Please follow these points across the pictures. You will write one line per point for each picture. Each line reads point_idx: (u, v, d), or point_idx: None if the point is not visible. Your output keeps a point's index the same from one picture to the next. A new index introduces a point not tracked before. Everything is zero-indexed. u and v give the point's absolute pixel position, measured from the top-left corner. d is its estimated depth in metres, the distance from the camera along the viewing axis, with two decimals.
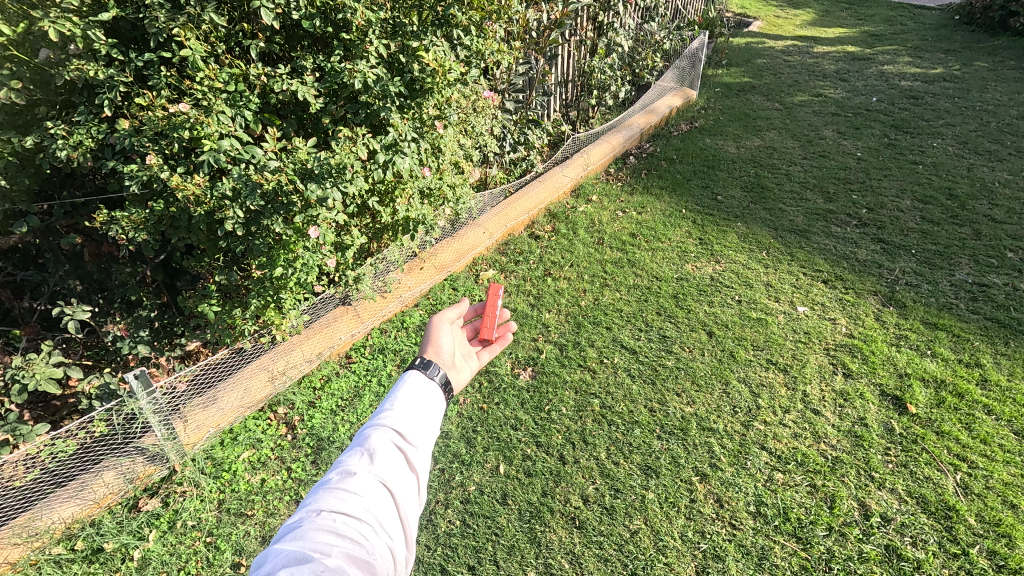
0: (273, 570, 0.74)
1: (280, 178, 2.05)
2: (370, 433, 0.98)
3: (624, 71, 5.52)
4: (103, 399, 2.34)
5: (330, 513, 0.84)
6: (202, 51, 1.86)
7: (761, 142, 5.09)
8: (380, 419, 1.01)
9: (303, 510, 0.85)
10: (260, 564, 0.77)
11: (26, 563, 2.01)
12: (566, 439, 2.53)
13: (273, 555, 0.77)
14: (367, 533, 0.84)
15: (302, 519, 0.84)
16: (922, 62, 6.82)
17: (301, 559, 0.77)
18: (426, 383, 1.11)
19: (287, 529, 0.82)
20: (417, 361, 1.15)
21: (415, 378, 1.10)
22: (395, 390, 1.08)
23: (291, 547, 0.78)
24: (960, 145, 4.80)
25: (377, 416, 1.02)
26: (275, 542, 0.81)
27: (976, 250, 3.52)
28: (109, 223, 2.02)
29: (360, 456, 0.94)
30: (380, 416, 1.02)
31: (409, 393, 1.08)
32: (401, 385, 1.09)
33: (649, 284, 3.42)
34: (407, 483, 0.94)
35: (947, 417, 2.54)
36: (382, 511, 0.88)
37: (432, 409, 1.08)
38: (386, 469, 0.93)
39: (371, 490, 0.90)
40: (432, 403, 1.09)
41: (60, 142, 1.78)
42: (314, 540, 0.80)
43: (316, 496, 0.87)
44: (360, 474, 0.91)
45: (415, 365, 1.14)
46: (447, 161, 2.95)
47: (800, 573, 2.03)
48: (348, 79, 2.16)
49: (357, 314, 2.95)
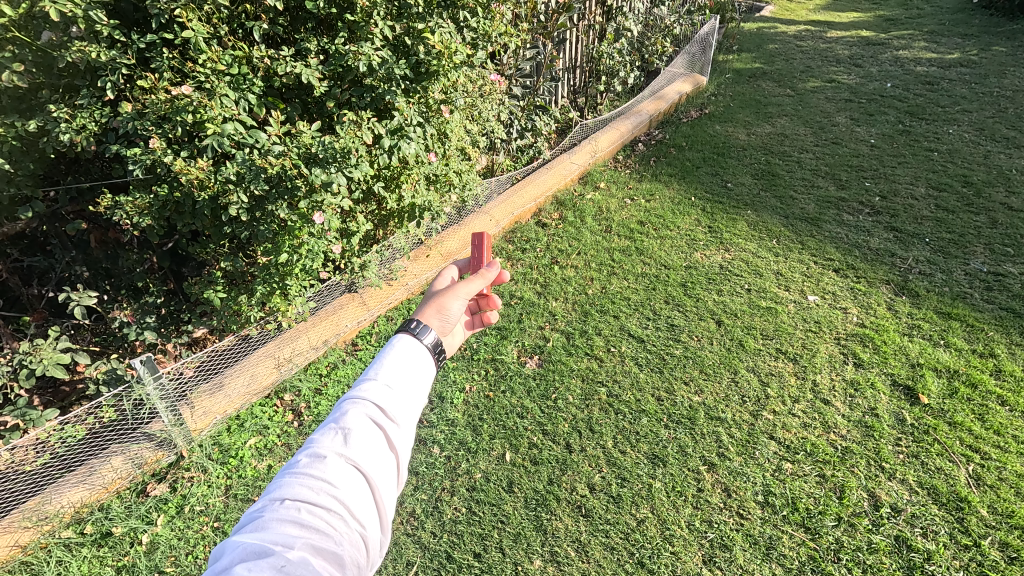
0: (229, 565, 0.72)
1: (285, 162, 2.02)
2: (345, 410, 0.96)
3: (632, 56, 5.46)
4: (111, 384, 2.33)
5: (293, 502, 0.82)
6: (204, 32, 1.84)
7: (772, 128, 5.00)
8: (360, 392, 0.99)
9: (268, 497, 0.83)
10: (218, 557, 0.75)
11: (37, 546, 2.04)
12: (572, 427, 2.52)
13: (231, 548, 0.75)
14: (334, 522, 0.83)
15: (265, 509, 0.82)
16: (938, 47, 6.67)
17: (261, 553, 0.74)
18: (416, 347, 1.08)
19: (249, 520, 0.81)
20: (414, 326, 1.11)
21: (406, 342, 1.08)
22: (381, 356, 1.06)
23: (250, 540, 0.76)
24: (977, 131, 4.70)
25: (358, 387, 0.99)
26: (235, 532, 0.78)
27: (992, 238, 3.46)
28: (112, 209, 2.00)
29: (333, 435, 0.92)
30: (359, 388, 0.99)
31: (393, 361, 1.05)
32: (387, 352, 1.06)
33: (657, 273, 3.38)
34: (384, 465, 0.93)
35: (960, 408, 2.51)
36: (354, 495, 0.87)
37: (421, 377, 1.06)
38: (360, 450, 0.91)
39: (342, 473, 0.88)
40: (420, 364, 1.07)
41: (63, 126, 1.76)
42: (276, 531, 0.78)
43: (281, 483, 0.85)
44: (331, 456, 0.89)
45: (407, 327, 1.11)
46: (453, 148, 2.94)
47: (809, 563, 2.01)
48: (352, 62, 2.12)
49: (363, 301, 2.96)
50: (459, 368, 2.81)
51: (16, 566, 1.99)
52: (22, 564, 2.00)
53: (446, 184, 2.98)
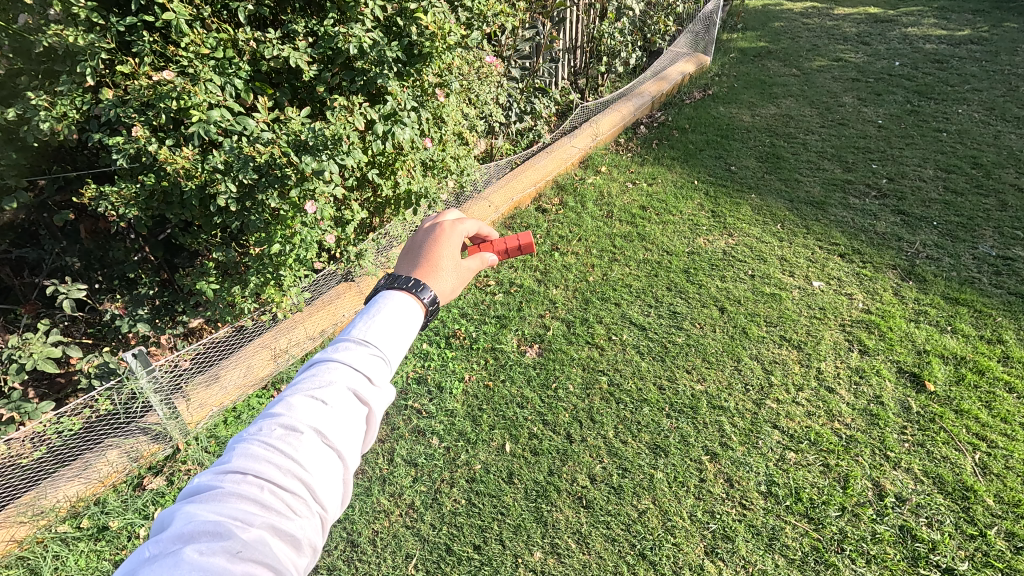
0: (180, 541, 0.70)
1: (274, 150, 1.97)
2: (323, 378, 0.89)
3: (634, 36, 5.33)
4: (103, 377, 2.31)
5: (255, 478, 0.78)
6: (186, 15, 1.77)
7: (777, 109, 4.90)
8: (337, 356, 0.92)
9: (224, 465, 0.79)
10: (166, 526, 0.71)
11: (33, 540, 2.03)
12: (573, 417, 2.48)
13: (181, 521, 0.72)
14: (297, 501, 0.79)
15: (223, 478, 0.77)
16: (948, 23, 6.50)
17: (215, 532, 0.71)
18: (405, 313, 1.04)
19: (203, 485, 0.77)
20: (408, 283, 1.10)
21: (394, 308, 1.03)
22: (366, 319, 1.00)
23: (205, 514, 0.73)
24: (987, 110, 4.60)
25: (337, 351, 0.93)
26: (187, 500, 0.75)
27: (1002, 221, 3.39)
28: (98, 199, 1.95)
29: (305, 402, 0.86)
30: (338, 353, 0.93)
31: (379, 327, 0.99)
32: (372, 315, 1.01)
33: (659, 259, 3.32)
34: (357, 437, 0.88)
35: (967, 395, 2.47)
36: (321, 471, 0.82)
37: (404, 343, 1.01)
38: (333, 422, 0.85)
39: (313, 449, 0.82)
40: (412, 318, 1.05)
41: (43, 114, 1.69)
42: (232, 507, 0.74)
43: (244, 451, 0.80)
44: (303, 430, 0.83)
45: (404, 286, 1.09)
46: (450, 132, 2.86)
47: (812, 554, 2.00)
48: (342, 44, 2.05)
49: (360, 291, 2.93)
50: (457, 359, 2.79)
51: (14, 561, 1.98)
52: (19, 559, 1.99)
53: (443, 170, 2.92)
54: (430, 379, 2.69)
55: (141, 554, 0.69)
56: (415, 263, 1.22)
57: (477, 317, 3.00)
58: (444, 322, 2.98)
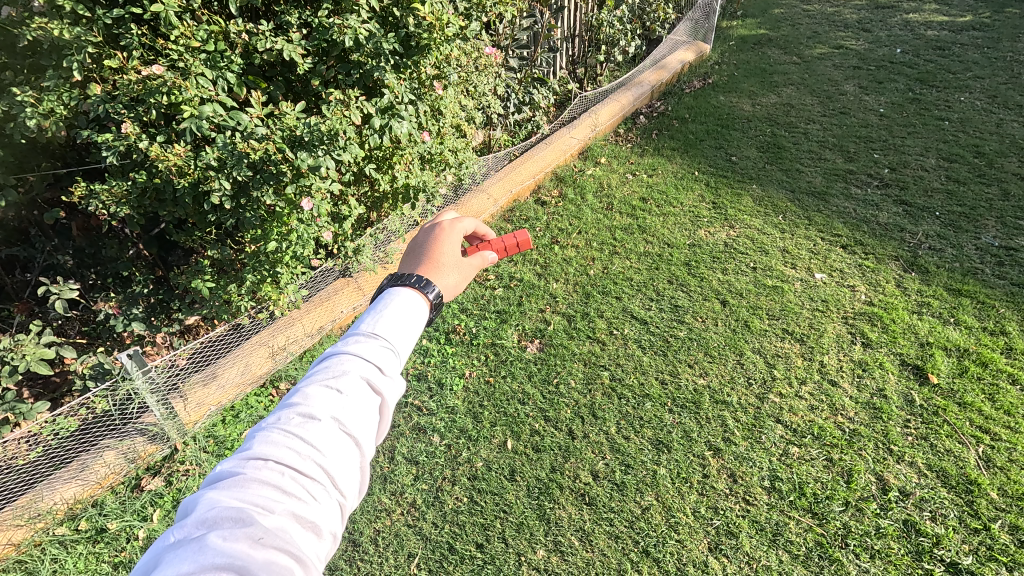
0: (204, 529, 0.67)
1: (268, 147, 1.92)
2: (337, 367, 0.86)
3: (633, 23, 5.25)
4: (97, 379, 2.26)
5: (276, 463, 0.75)
6: (175, 6, 1.71)
7: (778, 98, 4.85)
8: (351, 347, 0.90)
9: (244, 453, 0.76)
10: (189, 513, 0.69)
11: (31, 544, 2.00)
12: (575, 413, 2.46)
13: (203, 508, 0.69)
14: (317, 488, 0.76)
15: (243, 465, 0.75)
16: (950, 9, 6.43)
17: (237, 519, 0.69)
18: (410, 306, 1.01)
19: (223, 473, 0.74)
20: (414, 279, 1.07)
21: (402, 301, 1.01)
22: (376, 311, 0.97)
23: (227, 500, 0.70)
24: (989, 98, 4.55)
25: (350, 341, 0.90)
26: (208, 487, 0.72)
27: (1004, 211, 3.36)
28: (88, 197, 1.90)
29: (321, 390, 0.83)
30: (352, 344, 0.90)
31: (389, 319, 0.96)
32: (382, 307, 0.98)
33: (660, 252, 3.29)
34: (373, 426, 0.85)
35: (970, 387, 2.45)
36: (340, 459, 0.79)
37: (412, 334, 0.98)
38: (350, 408, 0.83)
39: (330, 437, 0.80)
40: (418, 313, 1.02)
41: (29, 110, 1.64)
42: (254, 493, 0.71)
43: (262, 438, 0.78)
44: (320, 417, 0.81)
45: (409, 282, 1.06)
46: (447, 124, 2.81)
47: (816, 549, 1.98)
48: (337, 36, 2.00)
49: (358, 287, 2.90)
50: (457, 355, 2.76)
51: (11, 565, 1.95)
52: (16, 563, 1.96)
53: (440, 163, 2.87)
54: (430, 375, 2.67)
55: (165, 541, 0.66)
56: (415, 261, 1.19)
57: (477, 311, 2.97)
58: (443, 318, 2.95)
